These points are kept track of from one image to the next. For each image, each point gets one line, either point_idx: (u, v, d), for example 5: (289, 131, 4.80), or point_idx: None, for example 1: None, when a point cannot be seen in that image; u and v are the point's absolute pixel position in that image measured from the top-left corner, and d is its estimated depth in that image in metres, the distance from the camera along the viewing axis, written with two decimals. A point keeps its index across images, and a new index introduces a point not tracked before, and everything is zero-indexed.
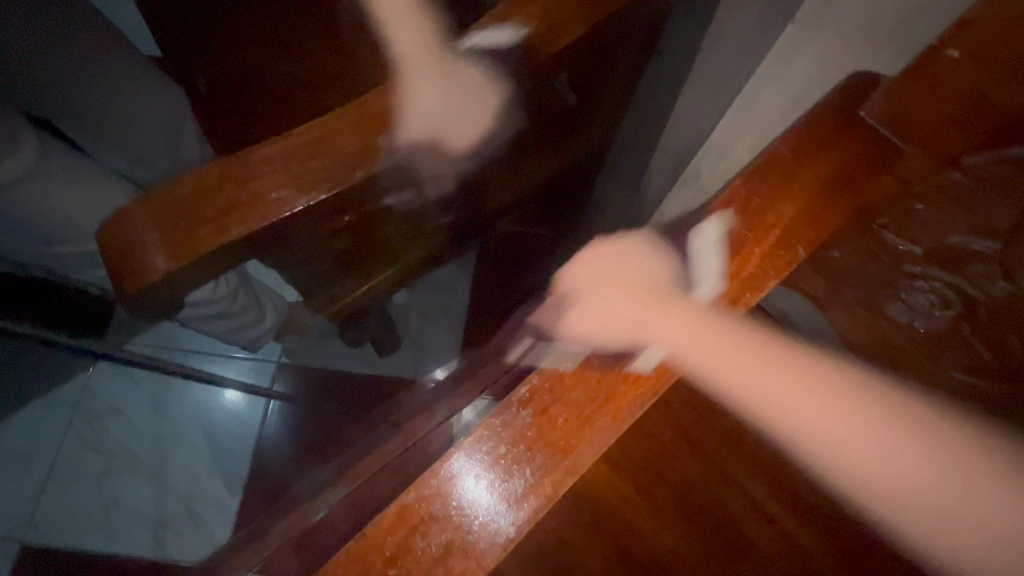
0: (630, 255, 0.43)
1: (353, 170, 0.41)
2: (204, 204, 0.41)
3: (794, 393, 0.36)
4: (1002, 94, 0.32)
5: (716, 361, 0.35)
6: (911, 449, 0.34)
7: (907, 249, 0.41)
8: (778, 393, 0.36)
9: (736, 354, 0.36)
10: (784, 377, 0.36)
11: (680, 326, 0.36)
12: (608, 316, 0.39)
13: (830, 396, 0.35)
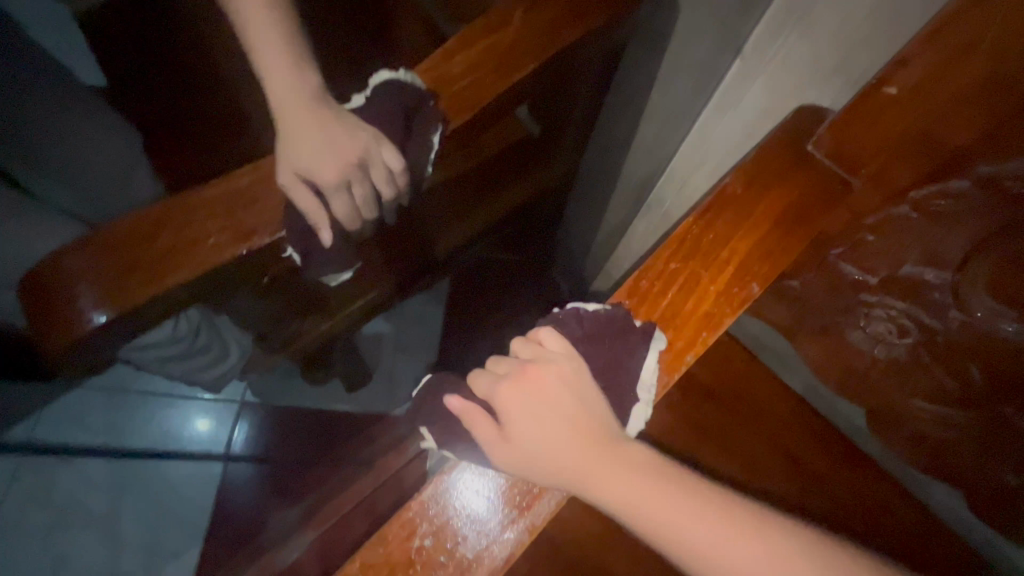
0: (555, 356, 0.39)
1: (302, 214, 0.41)
2: (140, 252, 0.39)
3: (699, 519, 0.33)
4: (947, 129, 0.32)
5: (596, 480, 0.35)
6: (802, 568, 0.31)
7: (864, 278, 0.41)
8: (708, 540, 0.33)
9: (642, 488, 0.34)
10: (684, 495, 0.34)
11: (607, 467, 0.35)
12: (529, 387, 0.37)
13: (745, 546, 0.32)
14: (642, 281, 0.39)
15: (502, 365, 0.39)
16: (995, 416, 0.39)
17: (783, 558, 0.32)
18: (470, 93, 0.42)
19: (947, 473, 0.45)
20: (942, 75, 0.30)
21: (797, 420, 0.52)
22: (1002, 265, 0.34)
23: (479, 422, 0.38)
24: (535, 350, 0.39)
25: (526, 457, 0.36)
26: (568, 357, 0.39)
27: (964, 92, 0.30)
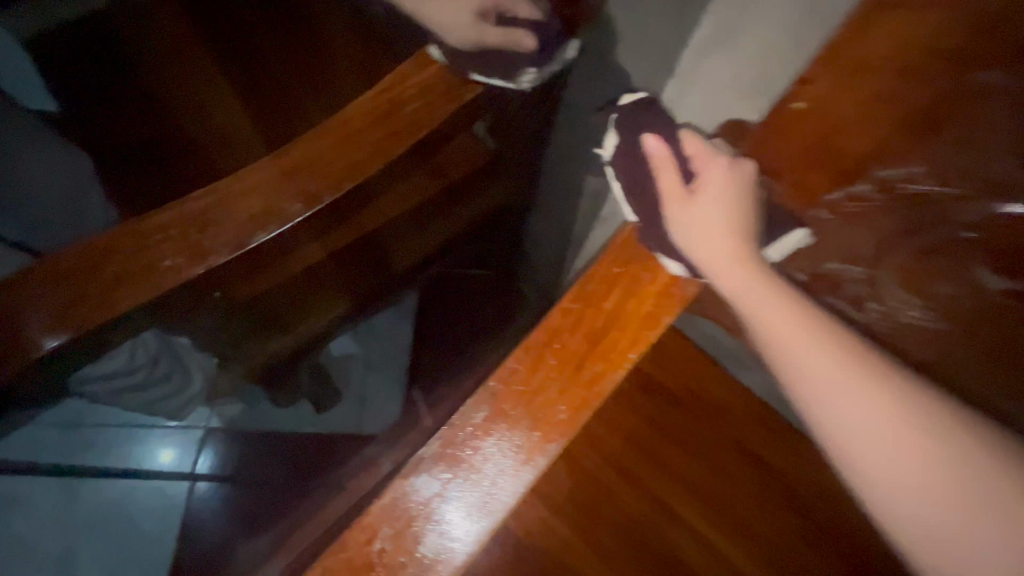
0: (740, 183, 0.37)
1: (257, 232, 0.41)
2: (87, 277, 0.39)
3: (892, 408, 0.33)
4: (850, 136, 0.35)
5: (785, 344, 0.35)
6: (957, 471, 0.31)
7: (794, 275, 0.44)
8: (880, 420, 0.33)
9: (841, 373, 0.34)
10: (872, 378, 0.34)
11: (803, 340, 0.35)
12: (692, 201, 0.38)
13: (913, 430, 0.32)
14: (586, 285, 0.41)
15: (666, 181, 0.40)
16: None
17: (949, 458, 0.32)
18: (419, 115, 0.44)
19: None
20: (835, 90, 0.34)
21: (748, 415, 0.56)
22: (910, 260, 0.37)
23: (663, 176, 0.40)
24: (684, 165, 0.40)
25: (711, 266, 0.38)
26: (740, 175, 0.37)
27: (862, 105, 0.34)
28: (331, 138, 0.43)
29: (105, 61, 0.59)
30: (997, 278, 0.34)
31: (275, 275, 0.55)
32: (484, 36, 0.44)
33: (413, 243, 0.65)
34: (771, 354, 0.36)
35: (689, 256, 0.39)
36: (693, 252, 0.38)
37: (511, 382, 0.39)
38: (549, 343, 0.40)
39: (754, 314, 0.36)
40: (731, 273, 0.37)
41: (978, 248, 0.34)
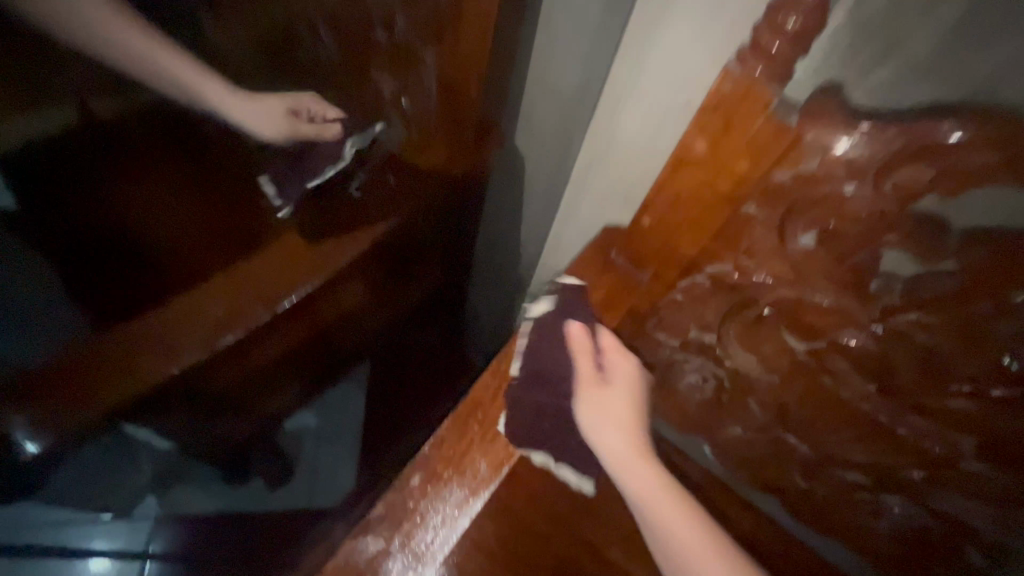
0: (630, 395, 0.53)
1: (233, 329, 0.56)
2: (98, 378, 0.52)
3: (683, 517, 0.51)
4: (684, 242, 0.46)
5: (625, 470, 0.52)
6: (712, 557, 0.49)
7: (670, 341, 0.54)
8: (670, 524, 0.51)
9: (652, 491, 0.52)
10: (675, 501, 0.52)
11: (634, 469, 0.52)
12: (601, 364, 0.54)
13: (695, 536, 0.50)
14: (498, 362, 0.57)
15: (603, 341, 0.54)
16: (777, 435, 0.54)
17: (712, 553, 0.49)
18: None
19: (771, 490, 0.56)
20: (660, 214, 0.45)
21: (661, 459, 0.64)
22: (745, 327, 0.48)
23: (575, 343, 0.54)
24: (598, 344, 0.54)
25: (585, 400, 0.53)
26: (638, 377, 0.53)
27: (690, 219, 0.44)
28: (299, 253, 0.61)
29: None
30: (794, 339, 0.47)
31: (233, 368, 0.60)
32: (296, 134, 0.56)
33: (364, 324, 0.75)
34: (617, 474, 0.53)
35: (598, 447, 0.53)
36: (580, 405, 0.54)
37: (447, 444, 0.54)
38: (471, 412, 0.57)
39: (604, 446, 0.53)
40: (601, 426, 0.53)
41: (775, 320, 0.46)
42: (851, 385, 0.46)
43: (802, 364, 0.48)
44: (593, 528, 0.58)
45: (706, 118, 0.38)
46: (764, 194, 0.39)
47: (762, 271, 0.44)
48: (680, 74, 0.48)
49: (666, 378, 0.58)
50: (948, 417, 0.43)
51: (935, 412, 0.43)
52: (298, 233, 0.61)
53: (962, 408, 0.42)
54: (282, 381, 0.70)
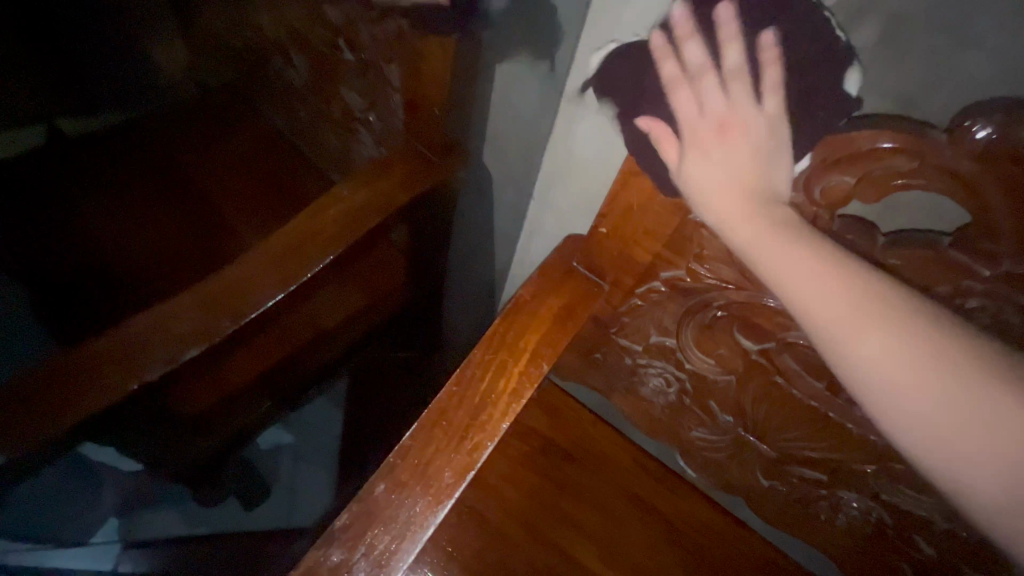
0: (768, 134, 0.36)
1: (185, 348, 0.51)
2: (39, 399, 0.47)
3: (919, 344, 0.32)
4: (640, 249, 0.49)
5: (810, 296, 0.35)
6: (959, 395, 0.31)
7: (632, 346, 0.57)
8: (899, 362, 0.32)
9: (855, 320, 0.34)
10: (891, 320, 0.33)
11: (829, 295, 0.34)
12: (731, 138, 0.36)
13: (934, 354, 0.32)
14: (466, 371, 0.51)
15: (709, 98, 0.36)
16: (738, 436, 0.57)
17: (966, 374, 0.31)
18: (327, 243, 0.59)
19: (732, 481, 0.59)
20: (615, 223, 0.48)
21: (632, 463, 0.64)
22: (701, 329, 0.50)
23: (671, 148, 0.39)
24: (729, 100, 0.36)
25: (730, 224, 0.37)
26: (777, 120, 0.36)
27: (645, 230, 0.47)
28: (254, 265, 0.56)
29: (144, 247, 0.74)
30: (746, 342, 0.48)
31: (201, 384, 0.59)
32: None
33: (337, 340, 0.75)
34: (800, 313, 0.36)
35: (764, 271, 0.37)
36: (733, 233, 0.37)
37: (407, 457, 0.47)
38: (437, 421, 0.49)
39: (781, 277, 0.36)
40: (772, 241, 0.36)
41: (728, 320, 0.48)
42: (802, 384, 0.48)
43: (756, 365, 0.50)
44: (582, 546, 0.59)
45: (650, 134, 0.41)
46: None
47: (712, 276, 0.46)
48: None
49: (632, 383, 0.61)
50: None
51: None
52: (257, 247, 0.58)
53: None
54: (249, 401, 0.70)
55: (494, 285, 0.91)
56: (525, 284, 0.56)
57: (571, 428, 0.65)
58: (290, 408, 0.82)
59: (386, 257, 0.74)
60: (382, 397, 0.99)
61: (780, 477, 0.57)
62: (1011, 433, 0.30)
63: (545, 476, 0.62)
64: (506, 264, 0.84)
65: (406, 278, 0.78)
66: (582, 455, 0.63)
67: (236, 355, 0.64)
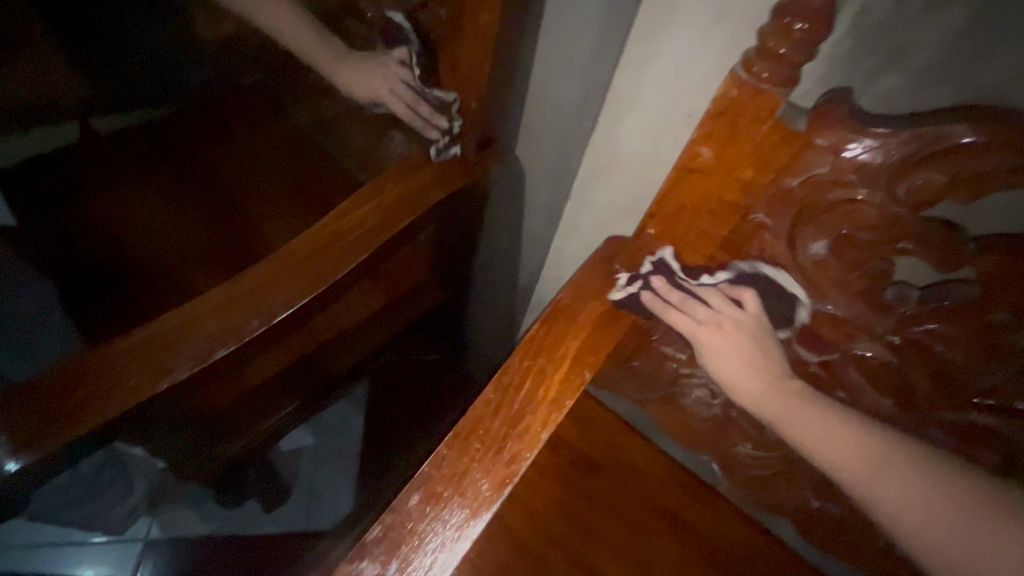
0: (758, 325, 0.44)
1: (216, 348, 0.49)
2: (68, 397, 0.46)
3: (893, 467, 0.41)
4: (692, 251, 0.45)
5: (812, 437, 0.44)
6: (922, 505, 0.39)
7: (676, 354, 0.54)
8: (879, 480, 0.41)
9: (849, 453, 0.42)
10: (879, 451, 0.42)
11: (824, 435, 0.44)
12: (728, 336, 0.45)
13: (905, 472, 0.41)
14: (503, 378, 0.49)
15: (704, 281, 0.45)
16: (791, 454, 0.53)
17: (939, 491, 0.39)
18: (360, 241, 0.57)
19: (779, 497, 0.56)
20: (664, 223, 0.45)
21: (669, 478, 0.61)
22: None
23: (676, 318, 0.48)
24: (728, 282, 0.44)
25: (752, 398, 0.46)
26: (759, 315, 0.44)
27: (697, 230, 0.44)
28: (286, 263, 0.55)
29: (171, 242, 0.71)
30: (806, 352, 0.45)
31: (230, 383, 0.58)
32: None
33: (365, 341, 0.74)
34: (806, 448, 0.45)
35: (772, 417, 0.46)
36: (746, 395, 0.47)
37: (442, 467, 0.45)
38: (474, 429, 0.47)
39: (789, 423, 0.45)
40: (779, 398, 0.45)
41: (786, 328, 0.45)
42: (868, 399, 0.45)
43: (815, 377, 0.46)
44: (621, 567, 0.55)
45: (710, 126, 0.37)
46: (771, 204, 0.39)
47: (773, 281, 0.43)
48: (681, 85, 0.48)
49: (673, 393, 0.58)
50: (969, 433, 0.41)
51: (956, 427, 0.42)
52: (289, 244, 0.56)
53: (983, 423, 0.40)
54: (273, 401, 0.68)
55: (522, 289, 0.88)
56: (564, 288, 0.54)
57: (605, 440, 0.61)
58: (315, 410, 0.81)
59: (412, 259, 0.70)
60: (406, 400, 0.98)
61: (834, 498, 0.53)
62: (978, 537, 0.37)
63: (580, 490, 0.58)
64: (536, 267, 0.82)
65: (433, 277, 0.75)
66: (618, 468, 0.60)
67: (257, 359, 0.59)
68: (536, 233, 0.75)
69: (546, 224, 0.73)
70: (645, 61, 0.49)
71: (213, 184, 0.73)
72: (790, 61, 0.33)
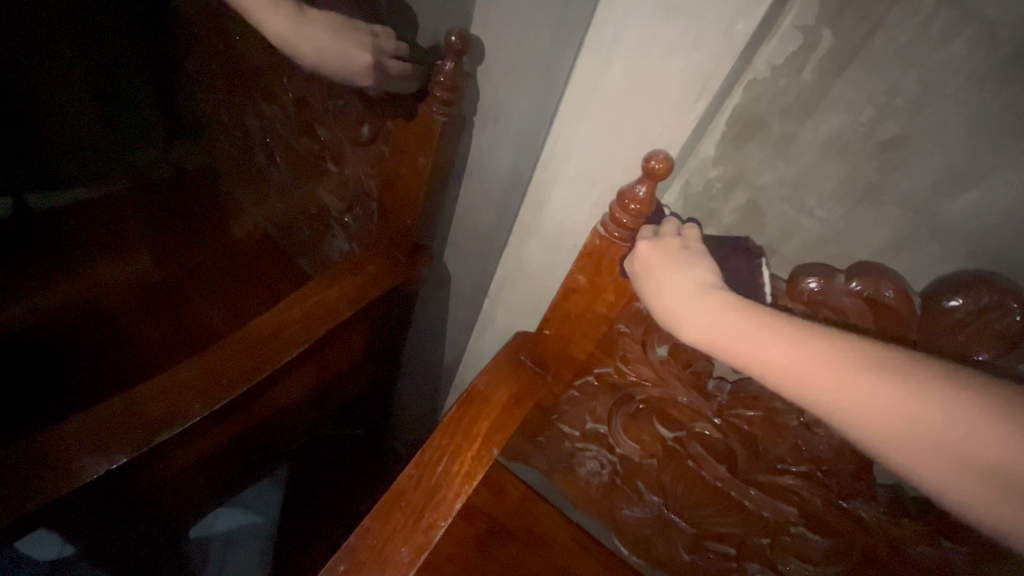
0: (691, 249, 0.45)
1: (157, 433, 0.55)
2: (10, 479, 0.49)
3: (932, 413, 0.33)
4: (577, 347, 0.58)
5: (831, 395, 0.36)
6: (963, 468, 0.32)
7: (571, 430, 0.65)
8: (905, 437, 0.34)
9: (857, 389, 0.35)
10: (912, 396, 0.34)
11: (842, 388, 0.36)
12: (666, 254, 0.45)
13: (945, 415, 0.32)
14: (424, 454, 0.57)
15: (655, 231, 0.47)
16: (663, 514, 0.64)
17: (986, 441, 0.31)
18: (302, 333, 0.66)
19: (657, 552, 0.68)
20: (557, 325, 0.58)
21: (571, 542, 0.70)
22: (629, 416, 0.60)
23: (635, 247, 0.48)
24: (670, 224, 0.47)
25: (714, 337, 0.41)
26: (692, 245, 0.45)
27: (580, 333, 0.57)
28: (235, 349, 0.63)
29: (105, 334, 0.69)
30: (663, 429, 0.58)
31: (159, 468, 0.60)
32: None
33: (300, 419, 0.81)
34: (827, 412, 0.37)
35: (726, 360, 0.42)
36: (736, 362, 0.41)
37: (366, 537, 0.51)
38: (397, 502, 0.54)
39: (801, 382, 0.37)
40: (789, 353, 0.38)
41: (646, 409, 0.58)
42: (709, 467, 0.57)
43: (672, 449, 0.59)
44: None
45: (583, 261, 0.51)
46: (628, 318, 0.53)
47: (635, 374, 0.56)
48: (567, 224, 0.62)
49: (571, 463, 0.68)
50: (777, 491, 0.54)
51: (770, 486, 0.54)
52: (237, 333, 0.65)
53: (790, 484, 0.52)
54: (200, 481, 0.70)
55: (445, 372, 0.98)
56: (480, 375, 0.64)
57: (513, 508, 0.71)
58: (242, 488, 0.83)
59: (351, 343, 0.78)
60: (330, 478, 1.03)
61: (699, 551, 0.64)
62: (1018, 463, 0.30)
63: (491, 556, 0.66)
64: (458, 353, 0.92)
65: (363, 353, 0.83)
66: (525, 534, 0.69)
67: (195, 362, 0.61)
68: (458, 323, 0.87)
69: (466, 317, 0.85)
70: (541, 204, 0.63)
71: (163, 275, 0.77)
72: (631, 226, 0.47)
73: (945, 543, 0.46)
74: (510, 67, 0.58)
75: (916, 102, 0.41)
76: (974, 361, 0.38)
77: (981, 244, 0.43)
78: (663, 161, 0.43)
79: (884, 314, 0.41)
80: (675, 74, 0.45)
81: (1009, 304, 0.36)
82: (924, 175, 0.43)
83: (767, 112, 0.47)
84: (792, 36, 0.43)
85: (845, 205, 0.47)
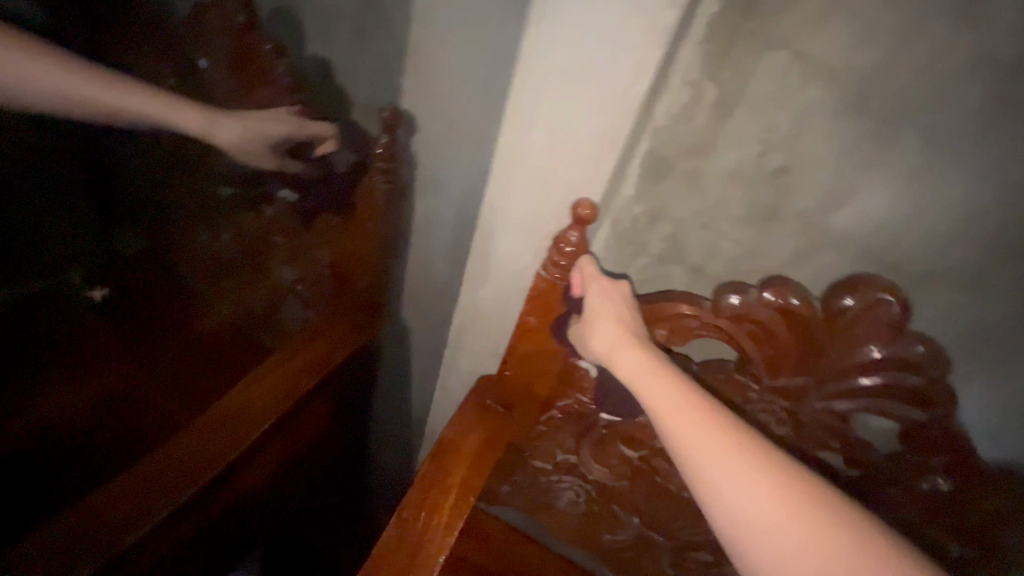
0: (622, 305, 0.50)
1: (130, 533, 0.53)
2: None
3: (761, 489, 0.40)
4: (539, 384, 0.61)
5: (716, 470, 0.41)
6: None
7: (545, 465, 0.67)
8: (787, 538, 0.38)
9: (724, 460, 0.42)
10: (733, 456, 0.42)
11: (721, 463, 0.42)
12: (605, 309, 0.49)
13: (793, 535, 0.38)
14: (403, 513, 0.58)
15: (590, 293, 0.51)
16: (644, 532, 0.67)
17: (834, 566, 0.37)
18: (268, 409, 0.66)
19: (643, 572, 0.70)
20: (516, 366, 0.61)
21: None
22: (596, 443, 0.62)
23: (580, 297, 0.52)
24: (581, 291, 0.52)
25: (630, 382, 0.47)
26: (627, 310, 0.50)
27: (537, 370, 0.60)
28: (202, 432, 0.62)
29: None
30: (629, 450, 0.61)
31: None
32: None
33: (274, 492, 0.79)
34: (703, 485, 0.42)
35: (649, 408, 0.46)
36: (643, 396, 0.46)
37: None
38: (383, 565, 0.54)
39: (688, 446, 0.43)
40: (656, 427, 0.46)
41: (617, 450, 0.62)
42: (675, 479, 0.60)
43: (640, 469, 0.62)
44: None
45: (531, 304, 0.55)
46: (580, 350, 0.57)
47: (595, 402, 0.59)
48: (514, 270, 0.66)
49: (549, 497, 0.70)
50: None
51: None
52: (203, 414, 0.64)
53: None
54: None
55: (415, 426, 0.98)
56: (450, 425, 0.66)
57: (498, 553, 0.71)
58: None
59: (318, 411, 0.78)
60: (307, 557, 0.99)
61: (681, 564, 0.67)
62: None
63: None
64: (427, 404, 0.92)
65: (331, 418, 0.83)
66: None
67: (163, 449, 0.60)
68: (423, 376, 0.89)
69: (429, 369, 0.87)
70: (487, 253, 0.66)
71: None
72: (570, 267, 0.51)
73: (886, 514, 0.51)
74: (443, 133, 0.63)
75: (792, 136, 0.48)
76: (871, 353, 0.45)
77: (864, 248, 0.50)
78: (589, 207, 0.47)
79: (796, 320, 0.47)
80: (590, 130, 0.51)
81: (889, 298, 0.43)
82: (811, 194, 0.50)
83: (674, 154, 0.53)
84: (683, 90, 0.50)
85: (754, 226, 0.54)
